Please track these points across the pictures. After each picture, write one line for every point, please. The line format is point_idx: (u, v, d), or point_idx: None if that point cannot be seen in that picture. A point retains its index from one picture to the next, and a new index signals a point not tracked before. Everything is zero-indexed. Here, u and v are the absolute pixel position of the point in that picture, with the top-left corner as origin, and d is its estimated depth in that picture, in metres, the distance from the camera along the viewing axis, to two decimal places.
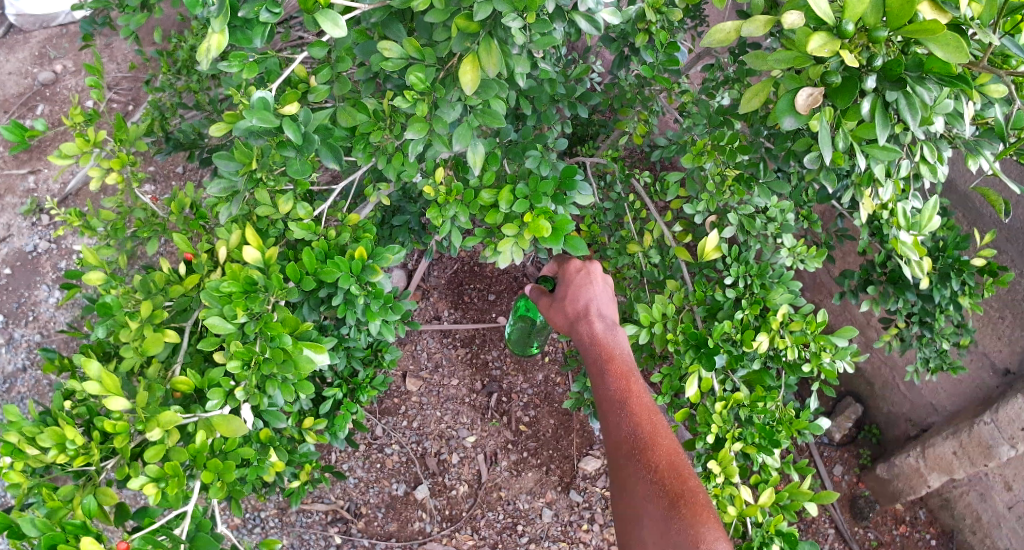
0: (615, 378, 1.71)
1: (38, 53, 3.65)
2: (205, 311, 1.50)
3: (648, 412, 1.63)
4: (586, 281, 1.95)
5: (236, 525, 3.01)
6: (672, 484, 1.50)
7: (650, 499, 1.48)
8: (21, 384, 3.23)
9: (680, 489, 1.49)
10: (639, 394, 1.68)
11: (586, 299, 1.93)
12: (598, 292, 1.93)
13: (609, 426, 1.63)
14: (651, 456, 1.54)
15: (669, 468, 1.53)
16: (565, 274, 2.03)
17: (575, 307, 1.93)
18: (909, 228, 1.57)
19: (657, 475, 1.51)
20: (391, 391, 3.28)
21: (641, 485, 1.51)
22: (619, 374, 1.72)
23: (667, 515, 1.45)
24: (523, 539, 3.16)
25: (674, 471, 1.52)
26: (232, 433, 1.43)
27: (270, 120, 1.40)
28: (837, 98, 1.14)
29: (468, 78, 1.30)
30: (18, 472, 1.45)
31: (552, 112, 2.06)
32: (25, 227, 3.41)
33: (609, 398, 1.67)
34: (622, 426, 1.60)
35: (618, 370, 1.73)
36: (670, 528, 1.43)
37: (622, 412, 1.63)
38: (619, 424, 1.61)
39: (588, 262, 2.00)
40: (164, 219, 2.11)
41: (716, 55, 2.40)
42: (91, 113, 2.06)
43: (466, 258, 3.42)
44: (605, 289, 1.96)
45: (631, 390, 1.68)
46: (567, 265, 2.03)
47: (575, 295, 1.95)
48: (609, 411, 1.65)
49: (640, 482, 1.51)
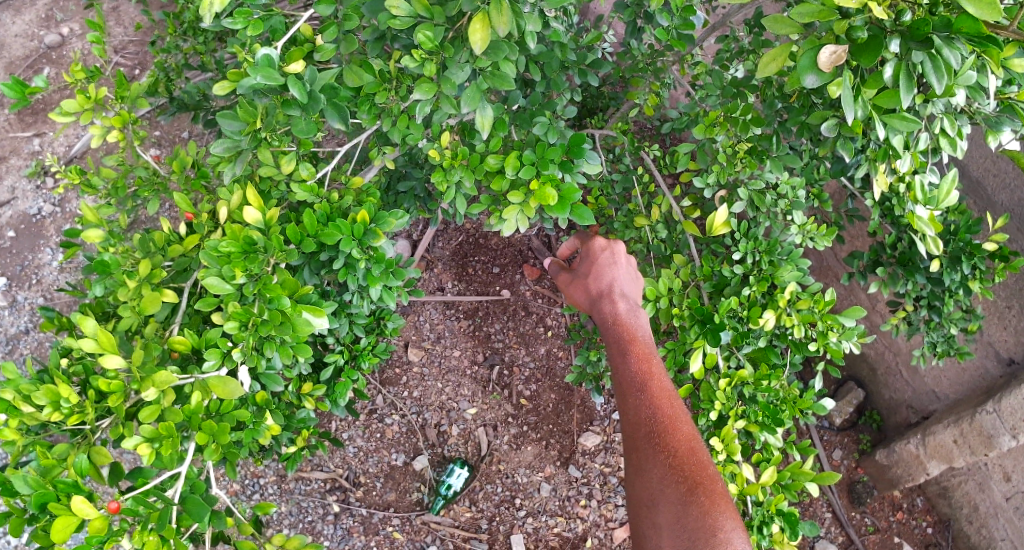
0: (637, 360, 1.70)
1: (44, 16, 3.59)
2: (203, 271, 1.47)
3: (668, 397, 1.61)
4: (608, 262, 1.98)
5: (235, 490, 3.02)
6: (691, 471, 1.47)
7: (667, 484, 1.46)
8: (23, 346, 3.23)
9: (699, 476, 1.46)
10: (660, 379, 1.67)
11: (610, 278, 1.95)
12: (621, 272, 1.95)
13: (628, 407, 1.62)
14: (671, 441, 1.52)
15: (688, 454, 1.50)
16: (588, 252, 2.05)
17: (599, 285, 1.95)
18: (926, 202, 1.53)
19: (674, 460, 1.49)
20: (392, 360, 3.27)
21: (658, 469, 1.48)
22: (640, 357, 1.71)
23: (683, 500, 1.43)
24: (520, 512, 3.17)
25: (693, 458, 1.50)
26: (228, 395, 1.41)
27: (275, 78, 1.35)
28: (862, 56, 1.10)
29: (477, 37, 1.25)
30: (13, 430, 1.41)
31: (563, 79, 1.99)
32: (29, 190, 3.37)
33: (629, 380, 1.66)
34: (641, 408, 1.59)
35: (639, 352, 1.73)
36: (686, 514, 1.41)
37: (642, 394, 1.62)
38: (639, 406, 1.60)
39: (613, 242, 2.02)
40: (166, 178, 2.08)
41: (732, 27, 2.34)
42: (93, 70, 2.01)
43: (471, 230, 3.37)
44: (629, 270, 1.97)
45: (652, 373, 1.67)
46: (591, 243, 2.05)
47: (600, 273, 1.97)
48: (628, 393, 1.64)
49: (657, 466, 1.49)
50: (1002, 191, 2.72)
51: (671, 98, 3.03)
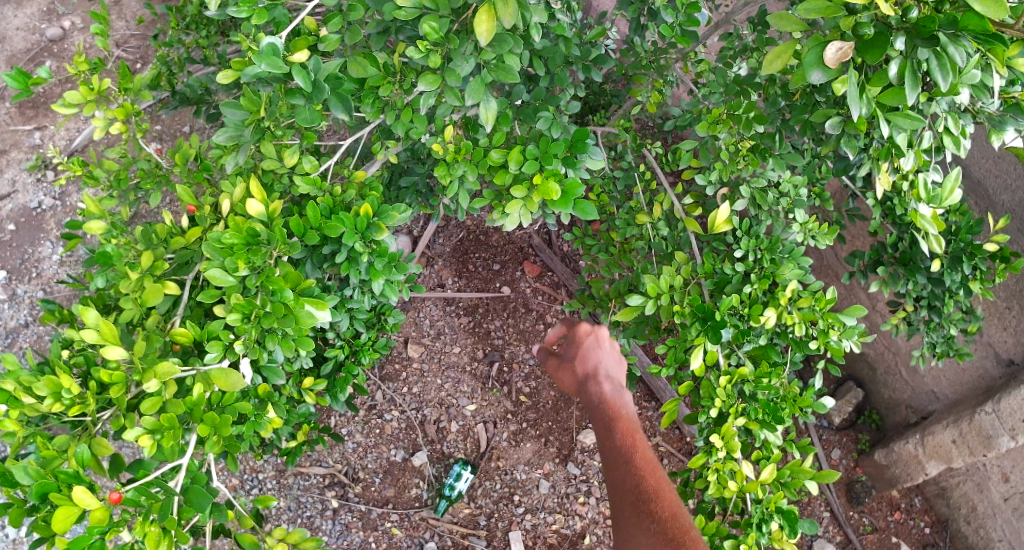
0: (621, 435, 1.60)
1: (46, 9, 3.59)
2: (206, 263, 1.47)
3: (652, 467, 1.53)
4: (593, 345, 1.76)
5: (234, 485, 3.00)
6: (677, 535, 1.40)
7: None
8: (23, 339, 3.22)
9: (686, 538, 1.39)
10: (645, 450, 1.57)
11: (594, 360, 1.75)
12: (607, 353, 1.76)
13: (613, 480, 1.52)
14: (656, 508, 1.45)
15: (674, 519, 1.43)
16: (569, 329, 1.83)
17: (582, 366, 1.76)
18: (929, 201, 1.53)
19: (661, 526, 1.42)
20: (392, 356, 3.28)
21: (644, 537, 1.41)
22: (625, 432, 1.60)
23: None
24: (519, 509, 3.16)
25: (679, 523, 1.43)
26: (230, 387, 1.40)
27: (279, 66, 1.35)
28: (867, 53, 1.10)
29: (483, 29, 1.24)
30: (14, 421, 1.41)
31: (567, 75, 1.98)
32: (29, 183, 3.37)
33: (613, 453, 1.56)
34: (625, 480, 1.50)
35: (624, 428, 1.61)
36: None
37: (626, 466, 1.53)
38: (623, 478, 1.51)
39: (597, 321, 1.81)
40: (168, 171, 2.08)
41: (736, 24, 2.34)
42: (96, 63, 2.00)
43: (471, 227, 3.45)
44: (614, 351, 1.77)
45: (637, 446, 1.57)
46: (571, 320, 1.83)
47: (583, 356, 1.76)
48: (612, 466, 1.54)
49: (643, 534, 1.41)
50: (1004, 191, 2.72)
51: (673, 97, 3.04)
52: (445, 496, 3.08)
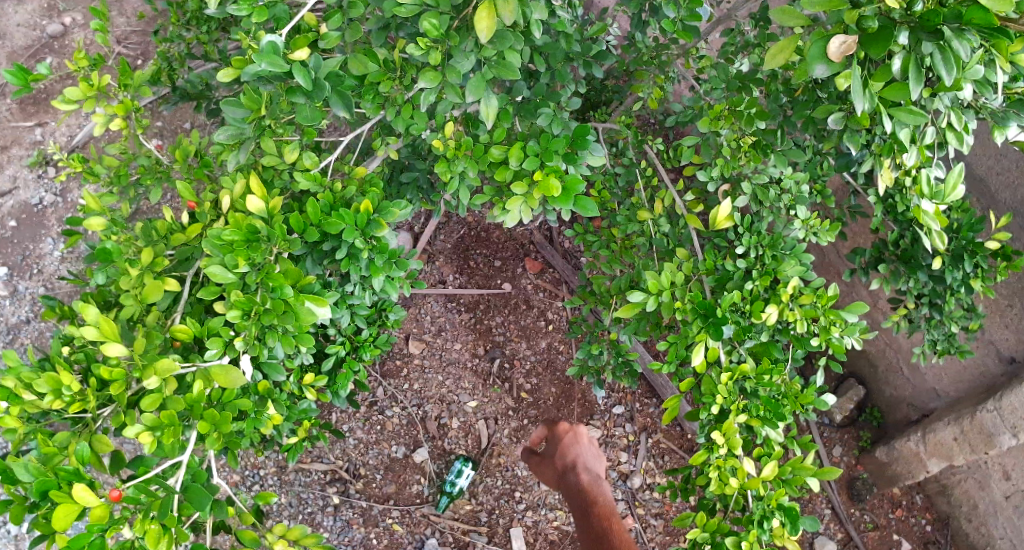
0: (599, 519, 2.14)
1: (47, 5, 3.58)
2: (206, 260, 1.46)
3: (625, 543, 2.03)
4: (571, 440, 2.41)
5: (236, 481, 3.00)
6: None
7: None
8: (25, 336, 3.22)
9: None
10: (618, 533, 2.07)
11: (574, 455, 2.37)
12: (584, 450, 2.39)
13: None
14: None
15: None
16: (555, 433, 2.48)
17: (564, 461, 2.37)
18: (932, 197, 1.52)
19: None
20: (393, 353, 3.29)
21: None
22: (602, 517, 2.15)
23: None
24: (520, 506, 3.16)
25: None
26: (230, 384, 1.40)
27: (280, 64, 1.34)
28: (871, 46, 1.09)
29: (484, 26, 1.24)
30: (14, 418, 1.41)
31: (568, 71, 1.98)
32: (31, 180, 3.38)
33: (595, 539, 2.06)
34: None
35: (601, 512, 2.17)
36: None
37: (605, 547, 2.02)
38: None
39: (575, 425, 2.46)
40: (169, 167, 2.08)
41: (738, 20, 2.33)
42: (96, 59, 1.99)
43: (472, 223, 3.45)
44: (590, 448, 2.41)
45: (612, 528, 2.10)
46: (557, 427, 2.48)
47: (565, 451, 2.39)
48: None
49: None
50: (1005, 189, 2.71)
51: (674, 93, 3.03)
52: (446, 492, 3.09)
